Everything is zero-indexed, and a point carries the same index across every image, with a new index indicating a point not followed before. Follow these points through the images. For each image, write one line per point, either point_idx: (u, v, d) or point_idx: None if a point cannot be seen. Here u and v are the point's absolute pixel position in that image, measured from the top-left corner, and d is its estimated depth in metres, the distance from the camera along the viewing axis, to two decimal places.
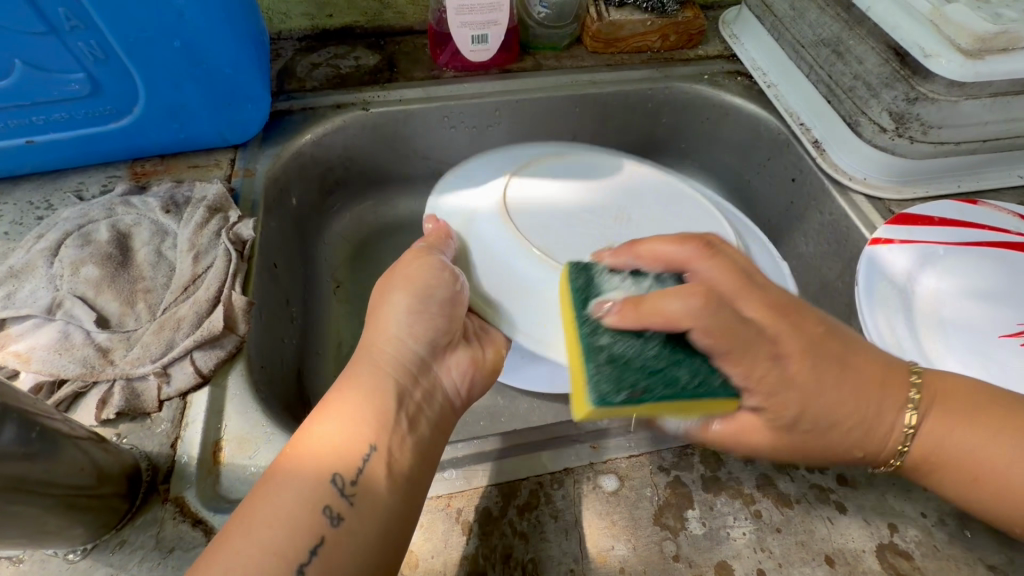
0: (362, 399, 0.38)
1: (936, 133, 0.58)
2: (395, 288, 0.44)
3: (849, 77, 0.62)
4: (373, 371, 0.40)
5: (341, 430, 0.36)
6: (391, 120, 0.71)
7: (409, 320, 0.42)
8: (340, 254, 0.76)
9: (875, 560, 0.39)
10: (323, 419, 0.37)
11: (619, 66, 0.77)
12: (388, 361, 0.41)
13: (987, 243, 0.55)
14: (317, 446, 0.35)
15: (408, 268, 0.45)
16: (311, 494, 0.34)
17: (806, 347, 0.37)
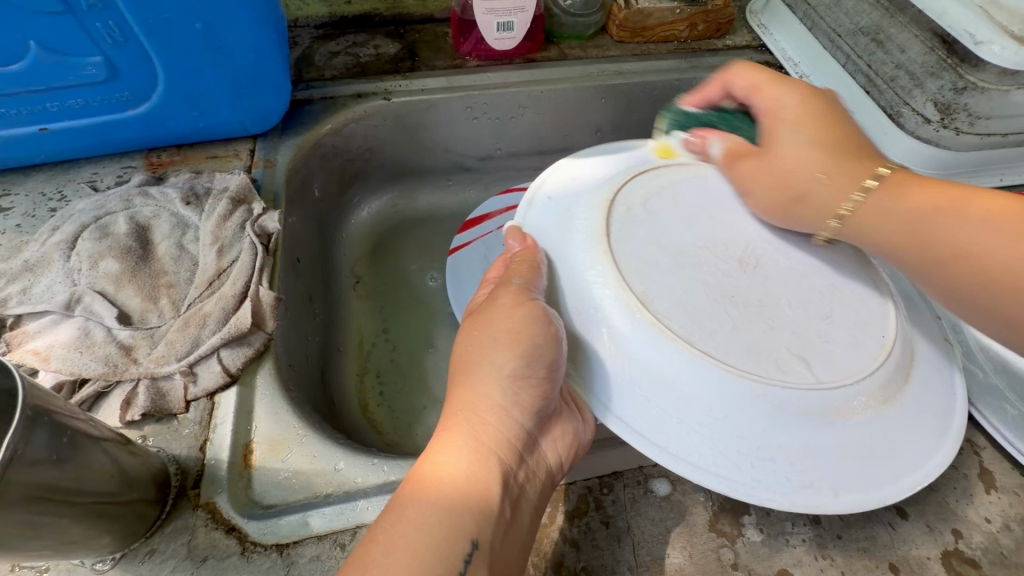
0: (464, 482, 0.33)
1: (984, 124, 0.56)
2: (495, 341, 0.38)
3: (890, 67, 0.61)
4: (474, 446, 0.34)
5: (440, 522, 0.31)
6: (413, 110, 0.69)
7: (513, 386, 0.37)
8: (360, 249, 0.74)
9: (941, 567, 0.37)
10: (422, 504, 0.31)
11: (646, 56, 0.75)
12: (490, 435, 0.35)
13: None
14: (419, 540, 0.30)
15: (508, 319, 0.38)
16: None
17: (804, 111, 0.43)
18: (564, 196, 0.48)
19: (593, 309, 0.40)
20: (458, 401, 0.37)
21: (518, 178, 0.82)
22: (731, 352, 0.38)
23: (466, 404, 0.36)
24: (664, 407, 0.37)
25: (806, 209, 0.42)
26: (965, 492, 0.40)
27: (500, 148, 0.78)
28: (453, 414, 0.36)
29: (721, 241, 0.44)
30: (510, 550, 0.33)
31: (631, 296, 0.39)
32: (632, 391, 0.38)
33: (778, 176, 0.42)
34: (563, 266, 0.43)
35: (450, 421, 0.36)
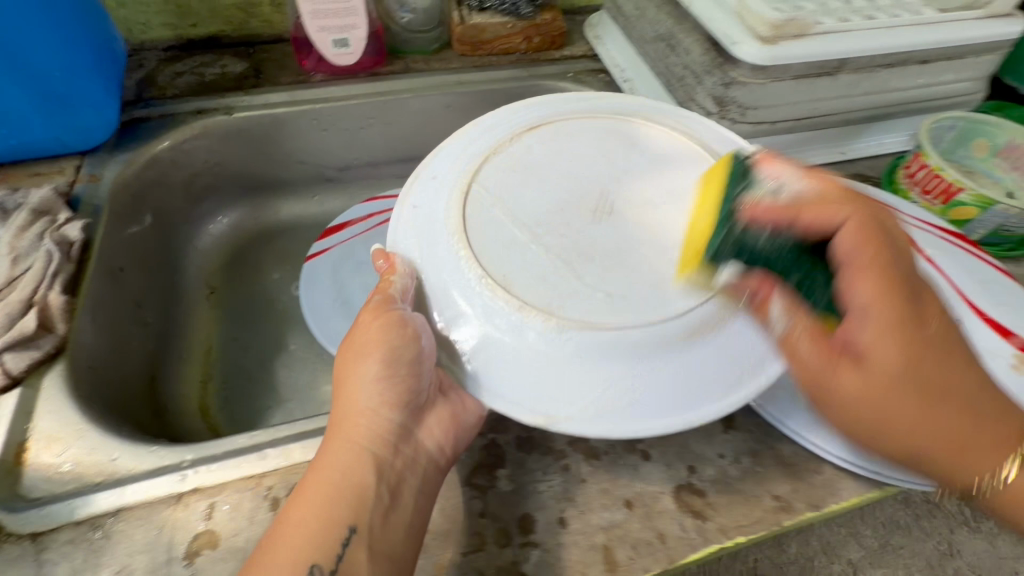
0: (342, 483, 0.37)
1: (754, 114, 0.63)
2: (362, 349, 0.40)
3: (680, 67, 0.67)
4: (349, 447, 0.38)
5: (315, 515, 0.35)
6: (257, 125, 0.72)
7: (379, 385, 0.40)
8: (214, 260, 0.76)
9: (671, 500, 0.41)
10: (302, 513, 0.36)
11: (486, 67, 0.80)
12: (367, 435, 0.38)
13: None
14: (297, 543, 0.35)
15: (370, 329, 0.41)
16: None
17: (914, 352, 0.36)
18: (430, 192, 0.46)
19: (454, 297, 0.41)
20: (337, 405, 0.40)
21: (383, 185, 0.86)
22: (594, 312, 0.39)
23: (343, 410, 0.40)
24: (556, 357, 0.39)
25: (895, 438, 0.37)
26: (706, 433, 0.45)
27: (358, 158, 0.82)
28: (333, 418, 0.40)
29: (577, 193, 0.46)
30: (394, 531, 0.37)
31: (487, 279, 0.40)
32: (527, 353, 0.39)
33: (882, 439, 0.37)
34: (433, 266, 0.42)
35: (332, 427, 0.39)
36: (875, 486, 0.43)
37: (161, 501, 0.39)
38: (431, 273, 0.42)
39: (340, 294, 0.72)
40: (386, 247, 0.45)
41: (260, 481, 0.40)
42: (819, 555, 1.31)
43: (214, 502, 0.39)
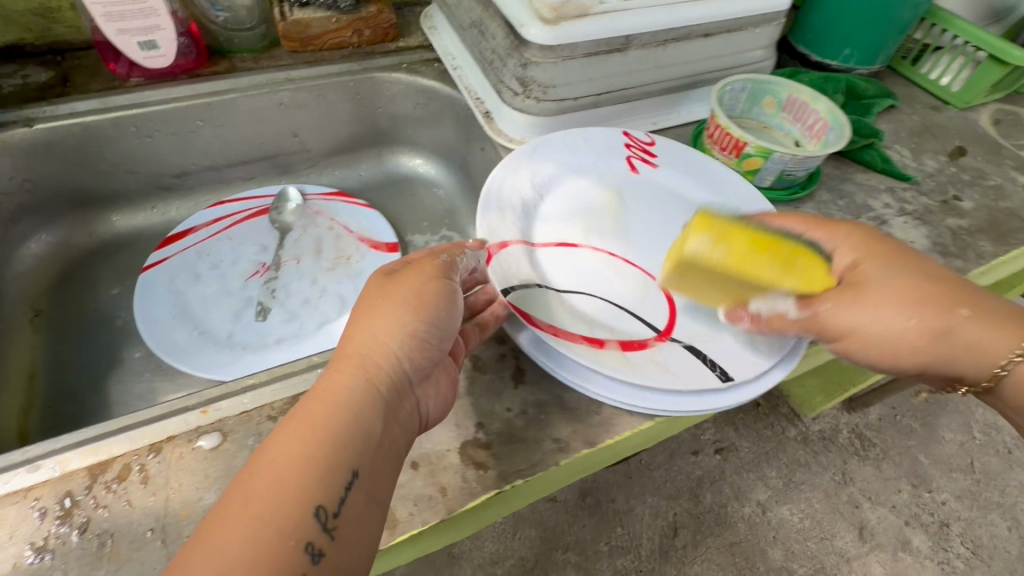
0: (348, 419, 0.37)
1: (555, 92, 0.67)
2: (402, 299, 0.43)
3: (491, 52, 0.70)
4: (363, 387, 0.39)
5: (327, 450, 0.35)
6: (68, 135, 0.69)
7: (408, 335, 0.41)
8: (39, 281, 0.72)
9: (456, 456, 0.44)
10: (298, 444, 0.35)
11: (317, 63, 0.80)
12: (379, 378, 0.39)
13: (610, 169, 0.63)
14: (295, 471, 0.34)
15: (417, 285, 0.43)
16: (294, 527, 0.32)
17: None
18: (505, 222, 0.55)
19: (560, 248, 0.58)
20: (356, 342, 0.41)
21: (229, 190, 0.85)
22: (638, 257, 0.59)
23: (364, 351, 0.41)
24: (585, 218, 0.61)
25: None
26: (495, 390, 0.48)
27: (195, 163, 0.79)
28: (347, 355, 0.41)
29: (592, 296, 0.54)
30: (385, 476, 0.38)
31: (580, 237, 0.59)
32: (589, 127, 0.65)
33: None
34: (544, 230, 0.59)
35: (344, 362, 0.40)
36: (645, 417, 0.48)
37: None
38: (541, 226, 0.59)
39: (180, 301, 0.72)
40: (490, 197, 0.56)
41: (30, 493, 0.39)
42: (732, 501, 1.35)
43: None
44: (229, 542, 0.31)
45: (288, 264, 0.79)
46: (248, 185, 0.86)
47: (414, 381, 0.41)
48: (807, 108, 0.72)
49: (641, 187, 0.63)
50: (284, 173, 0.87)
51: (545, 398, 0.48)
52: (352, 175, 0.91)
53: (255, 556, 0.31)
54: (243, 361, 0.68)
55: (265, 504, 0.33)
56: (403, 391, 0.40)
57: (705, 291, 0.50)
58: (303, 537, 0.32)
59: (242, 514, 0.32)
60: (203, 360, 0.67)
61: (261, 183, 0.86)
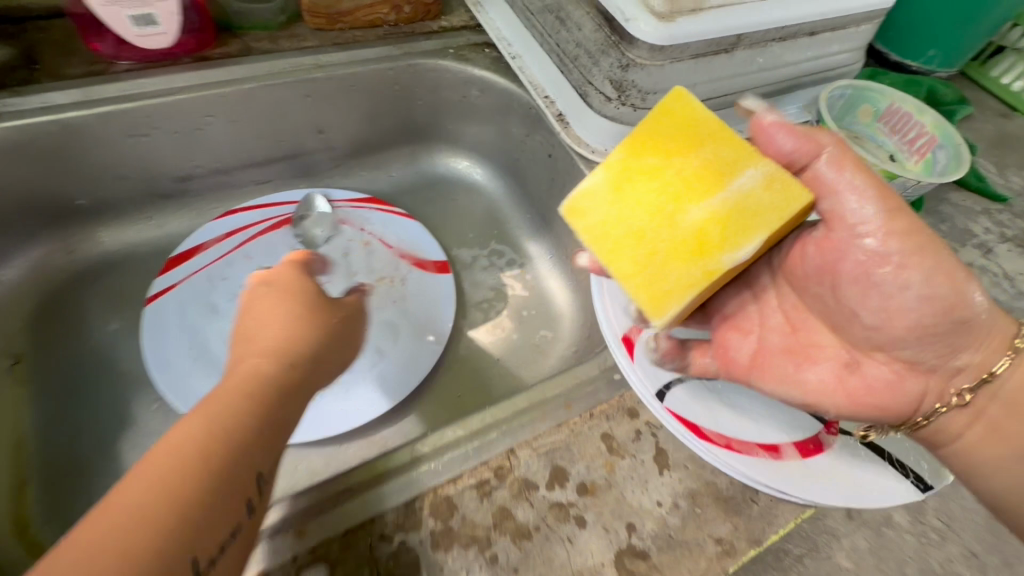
0: (251, 422, 0.33)
1: (655, 99, 0.57)
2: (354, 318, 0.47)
3: (572, 45, 0.59)
4: (250, 394, 0.34)
5: (226, 449, 0.31)
6: (40, 135, 0.54)
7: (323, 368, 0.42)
8: (16, 317, 0.58)
9: (614, 572, 0.37)
10: (200, 443, 0.30)
11: (349, 45, 0.67)
12: (273, 383, 0.36)
13: None
14: (189, 475, 0.29)
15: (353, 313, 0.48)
16: (184, 543, 0.27)
17: None
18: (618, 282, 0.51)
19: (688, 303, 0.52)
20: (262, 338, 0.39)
21: (241, 196, 0.71)
22: None
23: (280, 348, 0.38)
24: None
25: None
26: (640, 480, 0.41)
27: (201, 165, 0.66)
28: (275, 343, 0.38)
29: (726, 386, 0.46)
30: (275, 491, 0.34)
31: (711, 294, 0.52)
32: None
33: None
34: None
35: (268, 355, 0.37)
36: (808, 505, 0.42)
37: None
38: None
39: (200, 340, 0.60)
40: None
41: None
42: None
43: None
44: (105, 541, 0.25)
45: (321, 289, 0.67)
46: (263, 190, 0.72)
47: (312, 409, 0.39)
48: (911, 121, 0.65)
49: None
50: (304, 175, 0.74)
51: (696, 486, 0.41)
52: (382, 176, 0.79)
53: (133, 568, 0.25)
54: None
55: (158, 506, 0.27)
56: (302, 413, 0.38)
57: (626, 211, 0.40)
58: (191, 554, 0.27)
59: (127, 516, 0.26)
60: None
61: (278, 188, 0.73)
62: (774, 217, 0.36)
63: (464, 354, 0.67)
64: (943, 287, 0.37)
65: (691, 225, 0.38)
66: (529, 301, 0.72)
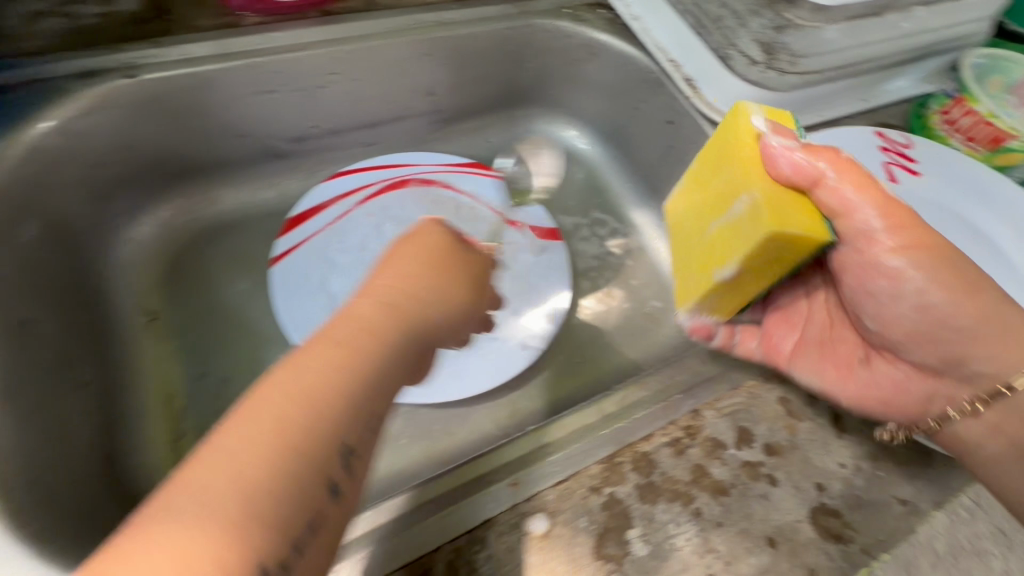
0: (374, 384, 0.28)
1: (803, 64, 0.57)
2: (460, 273, 0.37)
3: (714, 7, 0.60)
4: (350, 335, 0.29)
5: (324, 398, 0.26)
6: (177, 88, 0.53)
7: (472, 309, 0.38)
8: (146, 278, 0.57)
9: (810, 527, 0.37)
10: (342, 378, 0.27)
11: (469, 2, 0.65)
12: (362, 328, 0.30)
13: (873, 178, 0.55)
14: (296, 414, 0.25)
15: (475, 264, 0.39)
16: (312, 477, 0.24)
17: None
18: None
19: None
20: (391, 281, 0.33)
21: (347, 159, 0.70)
22: None
23: (415, 305, 0.33)
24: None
25: None
26: (821, 443, 0.41)
27: (316, 125, 0.64)
28: (402, 296, 0.33)
29: None
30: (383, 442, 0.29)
31: None
32: (824, 132, 0.59)
33: None
34: None
35: (403, 303, 0.32)
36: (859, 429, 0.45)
37: None
38: None
39: (330, 300, 0.60)
40: None
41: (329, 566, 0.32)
42: None
43: None
44: (230, 471, 0.23)
45: None
46: (368, 153, 0.71)
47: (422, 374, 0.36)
48: None
49: (913, 202, 0.55)
50: (408, 138, 0.73)
51: (875, 449, 0.41)
52: (480, 142, 0.77)
53: (223, 570, 0.21)
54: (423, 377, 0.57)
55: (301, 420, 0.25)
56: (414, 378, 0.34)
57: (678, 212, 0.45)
58: (321, 488, 0.25)
59: (267, 441, 0.24)
60: None
61: (384, 151, 0.72)
62: (744, 250, 0.37)
63: (579, 323, 0.66)
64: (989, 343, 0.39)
65: (706, 238, 0.41)
66: (636, 270, 0.71)
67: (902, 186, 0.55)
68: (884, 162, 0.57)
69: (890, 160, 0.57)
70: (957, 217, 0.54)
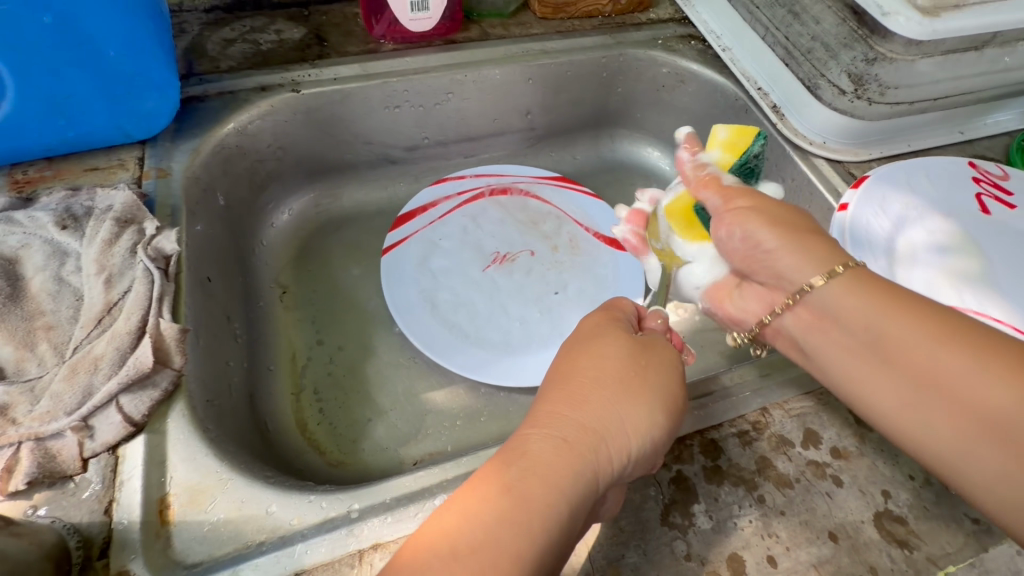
0: (553, 508, 0.30)
1: (893, 94, 0.58)
2: (652, 387, 0.37)
3: (806, 39, 0.61)
4: (561, 463, 0.32)
5: (526, 525, 0.29)
6: (326, 102, 0.64)
7: (666, 425, 0.37)
8: (282, 256, 0.68)
9: (874, 529, 0.39)
10: (525, 525, 0.29)
11: (570, 34, 0.73)
12: (572, 459, 0.32)
13: (964, 209, 0.56)
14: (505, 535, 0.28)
15: (665, 373, 0.39)
16: None
17: None
18: (859, 244, 0.52)
19: (927, 283, 0.51)
20: (593, 405, 0.35)
21: (449, 168, 0.78)
22: None
23: (615, 437, 0.34)
24: (948, 263, 0.52)
25: None
26: (891, 453, 0.42)
27: (428, 137, 0.74)
28: (582, 429, 0.34)
29: None
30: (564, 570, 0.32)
31: (954, 280, 0.51)
32: (916, 160, 0.59)
33: None
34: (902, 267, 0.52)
35: (581, 435, 0.34)
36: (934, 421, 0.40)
37: (342, 562, 0.35)
38: (899, 264, 0.52)
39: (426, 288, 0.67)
40: (839, 230, 0.52)
41: (431, 491, 0.38)
42: None
43: None
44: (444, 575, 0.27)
45: (523, 255, 0.72)
46: (467, 163, 0.79)
47: (611, 499, 0.36)
48: None
49: (1005, 235, 0.54)
50: (504, 152, 0.80)
51: None
52: (567, 158, 0.83)
53: None
54: (505, 361, 0.63)
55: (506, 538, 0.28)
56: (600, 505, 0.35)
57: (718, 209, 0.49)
58: None
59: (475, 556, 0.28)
60: (467, 357, 0.63)
61: (482, 162, 0.80)
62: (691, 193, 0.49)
63: None
64: (854, 301, 0.36)
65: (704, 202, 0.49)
66: None
67: (995, 218, 0.55)
68: (977, 193, 0.57)
69: (983, 192, 0.57)
70: None
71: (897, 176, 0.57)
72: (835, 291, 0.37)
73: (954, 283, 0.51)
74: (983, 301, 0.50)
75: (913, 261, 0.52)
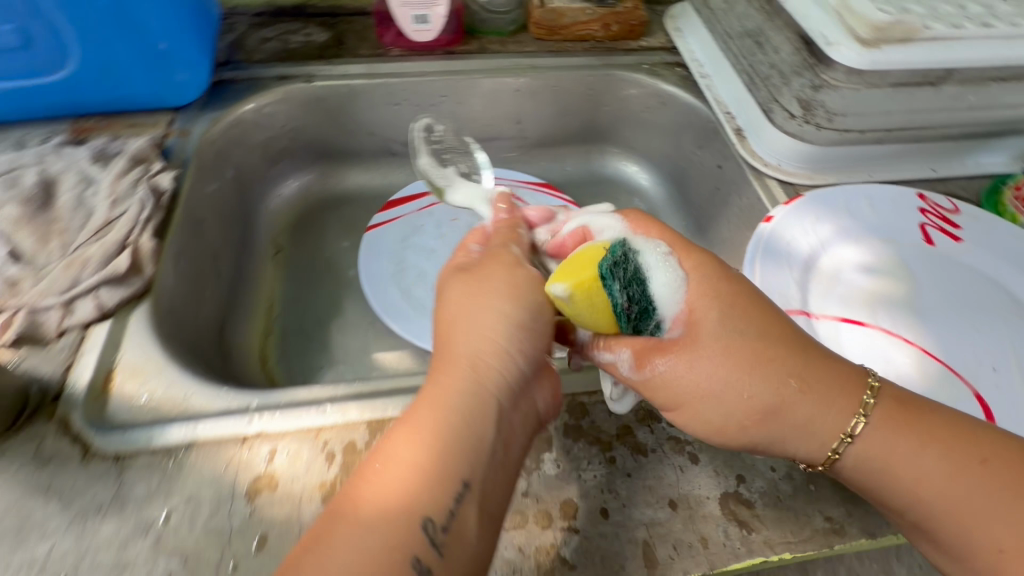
0: (444, 423, 0.35)
1: (842, 120, 0.61)
2: (497, 292, 0.41)
3: (767, 66, 0.67)
4: (447, 390, 0.37)
5: (421, 449, 0.34)
6: (334, 94, 0.75)
7: (520, 306, 0.41)
8: (282, 222, 0.79)
9: (716, 506, 0.40)
10: (421, 449, 0.34)
11: (561, 53, 0.80)
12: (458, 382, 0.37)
13: (901, 236, 0.56)
14: (411, 462, 0.34)
15: (506, 277, 0.43)
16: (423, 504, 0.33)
17: None
18: (778, 252, 0.53)
19: (839, 296, 0.52)
20: (464, 334, 0.40)
21: None
22: (947, 336, 0.49)
23: (494, 349, 0.39)
24: (867, 285, 0.53)
25: None
26: None
27: None
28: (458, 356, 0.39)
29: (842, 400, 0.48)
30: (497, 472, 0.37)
31: (868, 297, 0.52)
32: (863, 186, 0.59)
33: None
34: (820, 280, 0.53)
35: (458, 362, 0.39)
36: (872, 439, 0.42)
37: (227, 441, 0.41)
38: (818, 276, 0.53)
39: (398, 264, 0.75)
40: (760, 237, 0.54)
41: (322, 400, 0.44)
42: None
43: (275, 448, 0.41)
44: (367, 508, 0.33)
45: None
46: None
47: (526, 383, 0.40)
48: None
49: (940, 265, 0.54)
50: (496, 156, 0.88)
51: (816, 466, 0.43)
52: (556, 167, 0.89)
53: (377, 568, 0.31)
54: None
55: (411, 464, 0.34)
56: (517, 394, 0.39)
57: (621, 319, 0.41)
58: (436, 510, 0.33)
59: (392, 480, 0.34)
60: (417, 327, 0.68)
61: None
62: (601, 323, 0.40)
63: None
64: (887, 459, 0.38)
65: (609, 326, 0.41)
66: None
67: (934, 248, 0.55)
68: (920, 222, 0.57)
69: (924, 221, 0.57)
70: (988, 285, 0.53)
71: (836, 200, 0.57)
72: (872, 446, 0.38)
73: (867, 301, 0.52)
74: (893, 321, 0.50)
75: (833, 277, 0.53)
